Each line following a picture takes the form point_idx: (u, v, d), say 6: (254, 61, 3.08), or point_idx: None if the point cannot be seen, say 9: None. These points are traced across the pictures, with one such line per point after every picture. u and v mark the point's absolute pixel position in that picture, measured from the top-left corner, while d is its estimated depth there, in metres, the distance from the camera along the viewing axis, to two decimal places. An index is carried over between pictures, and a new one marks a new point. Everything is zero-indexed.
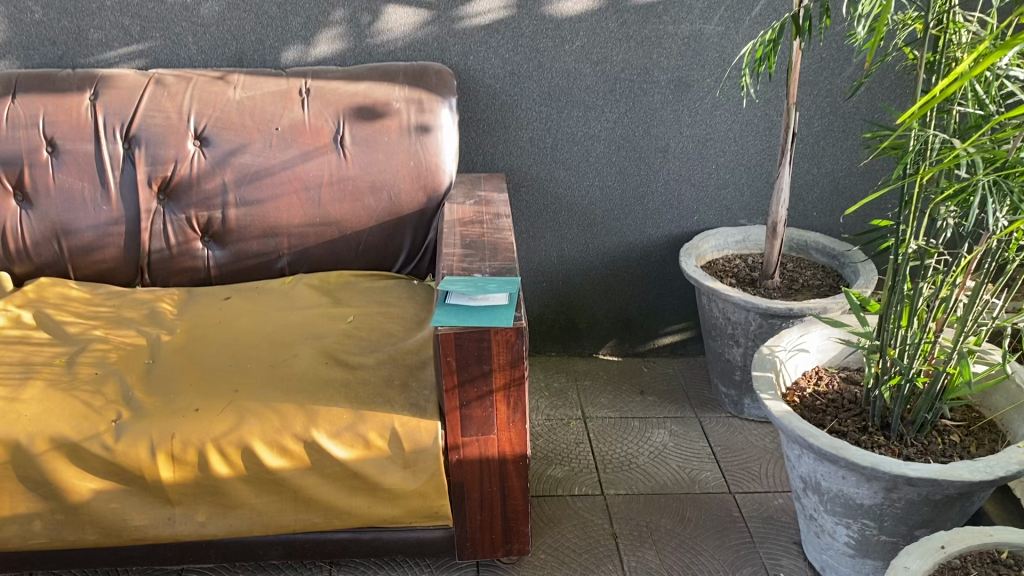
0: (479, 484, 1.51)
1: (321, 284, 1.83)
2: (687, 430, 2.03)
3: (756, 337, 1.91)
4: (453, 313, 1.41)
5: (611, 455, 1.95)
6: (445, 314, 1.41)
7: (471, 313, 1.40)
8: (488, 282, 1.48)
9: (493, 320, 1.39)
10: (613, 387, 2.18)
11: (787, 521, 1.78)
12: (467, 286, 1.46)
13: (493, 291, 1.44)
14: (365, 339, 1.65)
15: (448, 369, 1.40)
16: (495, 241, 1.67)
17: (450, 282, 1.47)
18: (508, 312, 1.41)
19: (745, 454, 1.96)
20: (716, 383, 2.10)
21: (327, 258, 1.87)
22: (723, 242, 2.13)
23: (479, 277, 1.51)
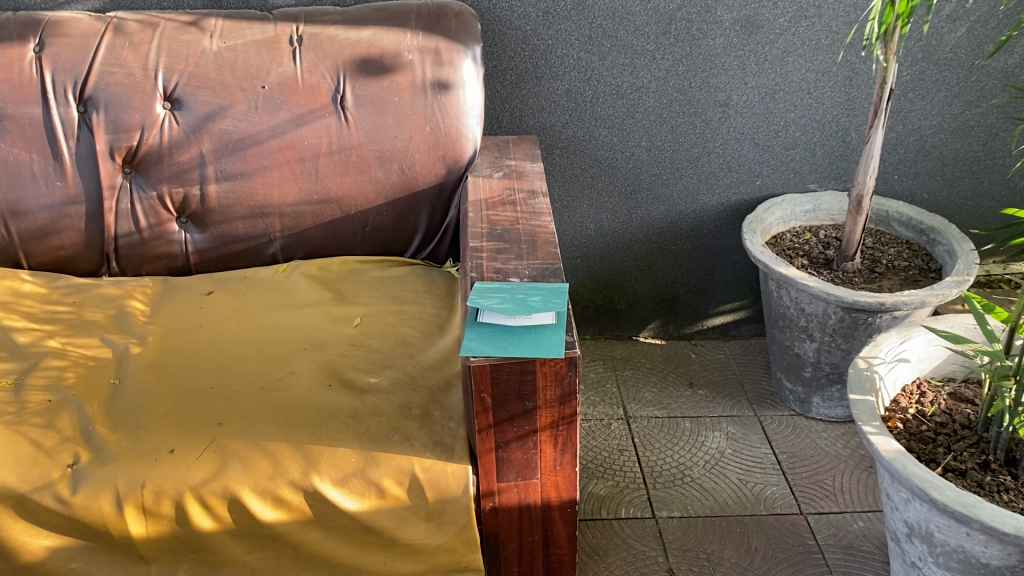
0: (518, 534, 1.25)
1: (321, 274, 1.54)
2: (745, 434, 1.77)
3: (835, 332, 1.62)
4: (488, 339, 1.12)
5: (661, 467, 1.69)
6: (479, 339, 1.12)
7: (511, 339, 1.12)
8: (528, 293, 1.19)
9: (539, 347, 1.10)
10: (659, 378, 1.90)
11: (870, 551, 1.53)
12: (502, 299, 1.17)
13: (537, 307, 1.15)
14: (376, 349, 1.37)
15: (483, 408, 1.12)
16: (531, 229, 1.37)
17: (481, 294, 1.18)
18: (557, 336, 1.12)
19: (815, 465, 1.70)
20: (779, 377, 1.82)
21: (328, 240, 1.57)
22: (790, 213, 1.82)
23: (516, 284, 1.22)
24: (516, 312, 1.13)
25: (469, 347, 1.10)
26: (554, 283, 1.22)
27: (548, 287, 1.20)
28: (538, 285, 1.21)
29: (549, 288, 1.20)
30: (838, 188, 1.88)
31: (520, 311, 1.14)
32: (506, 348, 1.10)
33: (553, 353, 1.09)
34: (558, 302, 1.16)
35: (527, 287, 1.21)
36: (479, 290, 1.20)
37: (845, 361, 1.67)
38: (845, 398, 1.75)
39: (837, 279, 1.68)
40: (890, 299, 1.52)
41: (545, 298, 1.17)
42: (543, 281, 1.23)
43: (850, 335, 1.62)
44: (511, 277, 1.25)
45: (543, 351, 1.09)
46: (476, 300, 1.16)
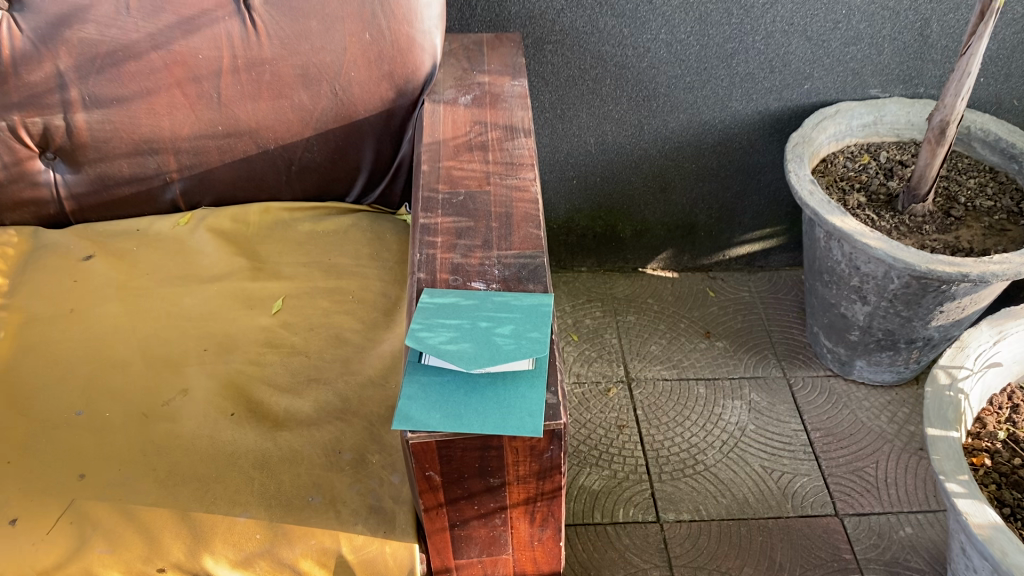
0: None
1: (234, 230, 1.18)
2: (771, 404, 1.46)
3: (896, 298, 1.28)
4: (433, 401, 0.77)
5: (668, 450, 1.39)
6: (420, 401, 0.77)
7: (467, 403, 0.77)
8: (494, 319, 0.83)
9: (507, 419, 0.75)
10: (669, 325, 1.57)
11: (920, 569, 1.25)
12: (456, 333, 0.81)
13: (505, 351, 0.79)
14: (299, 350, 1.04)
15: (429, 488, 0.80)
16: (506, 193, 1.00)
17: (425, 321, 0.83)
18: (533, 400, 0.77)
19: (854, 447, 1.40)
20: (815, 332, 1.49)
21: (244, 181, 1.20)
22: (845, 128, 1.43)
23: (479, 298, 0.86)
24: (473, 363, 0.78)
25: (406, 416, 0.76)
26: (532, 298, 0.86)
27: (522, 306, 0.84)
28: (509, 301, 0.85)
29: (525, 308, 0.84)
30: (907, 93, 1.47)
31: (479, 358, 0.78)
32: (459, 422, 0.75)
33: (526, 431, 0.75)
34: (536, 339, 0.80)
35: (493, 307, 0.85)
36: (423, 312, 0.84)
37: (903, 328, 1.33)
38: (896, 364, 1.42)
39: (902, 226, 1.31)
40: (977, 269, 1.16)
41: (516, 332, 0.81)
42: (516, 291, 0.87)
43: (915, 302, 1.28)
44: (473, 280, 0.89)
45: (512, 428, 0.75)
46: (419, 335, 0.81)
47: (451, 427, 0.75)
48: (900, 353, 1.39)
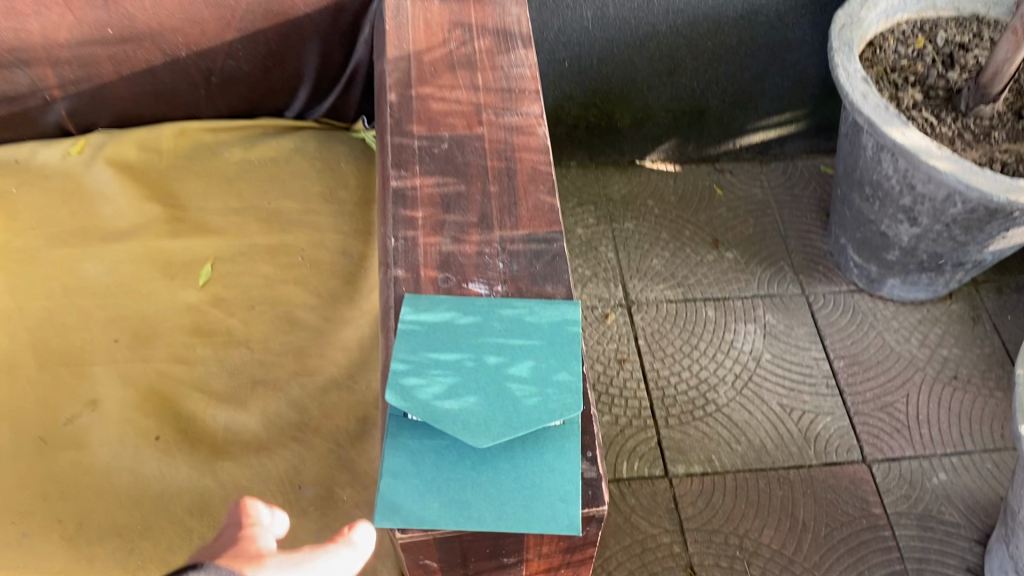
0: None
1: (142, 168, 0.92)
2: (789, 328, 1.28)
3: (955, 222, 1.08)
4: (427, 481, 0.56)
5: (675, 388, 1.22)
6: (409, 480, 0.56)
7: (473, 481, 0.56)
8: (505, 351, 0.61)
9: (531, 509, 0.55)
10: (671, 233, 1.37)
11: (955, 523, 1.13)
12: (455, 379, 0.59)
13: (525, 407, 0.57)
14: (238, 339, 0.81)
15: (425, 572, 0.61)
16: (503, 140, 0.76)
17: (409, 357, 0.60)
18: (566, 477, 0.57)
19: (882, 378, 1.25)
20: (842, 243, 1.30)
21: (149, 97, 0.93)
22: (897, 3, 1.16)
23: (481, 314, 0.63)
24: (482, 432, 0.56)
25: (388, 506, 0.55)
26: (553, 311, 0.63)
27: (541, 328, 0.62)
28: (523, 318, 0.63)
29: (547, 331, 0.62)
30: None
31: (491, 422, 0.57)
32: (466, 515, 0.55)
33: (559, 528, 0.55)
34: (566, 389, 0.59)
35: (502, 328, 0.62)
36: (405, 339, 0.61)
37: (953, 252, 1.14)
38: (935, 283, 1.24)
39: (966, 133, 1.09)
40: None
41: (538, 377, 0.59)
42: (529, 298, 0.64)
43: (977, 228, 1.08)
44: (468, 274, 0.66)
45: (540, 525, 0.55)
46: (405, 384, 0.59)
47: (456, 523, 0.55)
48: (942, 274, 1.21)
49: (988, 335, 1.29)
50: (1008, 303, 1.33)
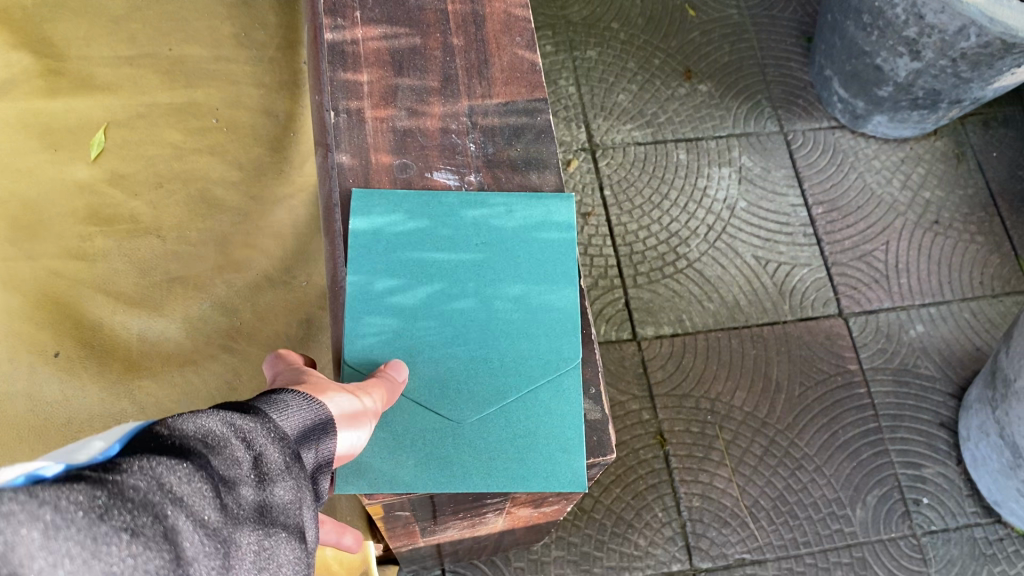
0: (465, 543, 0.75)
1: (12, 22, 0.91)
2: (765, 171, 1.18)
3: (963, 58, 0.96)
4: (406, 432, 0.53)
5: (643, 242, 1.12)
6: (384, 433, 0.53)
7: (455, 433, 0.54)
8: (483, 277, 0.58)
9: (527, 466, 0.53)
10: (638, 64, 1.23)
11: (932, 376, 1.08)
12: (430, 320, 0.56)
13: (511, 356, 0.56)
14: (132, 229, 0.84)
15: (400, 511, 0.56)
16: None
17: (375, 288, 0.57)
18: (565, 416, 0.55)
19: (861, 225, 1.16)
20: (826, 75, 1.18)
21: None
22: None
23: (449, 231, 0.59)
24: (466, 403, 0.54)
25: (363, 464, 0.52)
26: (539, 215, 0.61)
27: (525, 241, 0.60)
28: (504, 227, 0.60)
29: (533, 250, 0.59)
30: None
31: (475, 385, 0.55)
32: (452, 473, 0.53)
33: (559, 486, 0.53)
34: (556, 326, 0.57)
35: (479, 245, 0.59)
36: (365, 262, 0.58)
37: (954, 89, 1.03)
38: (925, 120, 1.14)
39: None
40: None
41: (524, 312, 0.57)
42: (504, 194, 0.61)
43: (984, 64, 0.96)
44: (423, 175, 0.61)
45: (538, 483, 0.53)
46: (370, 327, 0.56)
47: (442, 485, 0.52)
48: (935, 112, 1.11)
49: (973, 174, 1.21)
50: (994, 139, 1.24)
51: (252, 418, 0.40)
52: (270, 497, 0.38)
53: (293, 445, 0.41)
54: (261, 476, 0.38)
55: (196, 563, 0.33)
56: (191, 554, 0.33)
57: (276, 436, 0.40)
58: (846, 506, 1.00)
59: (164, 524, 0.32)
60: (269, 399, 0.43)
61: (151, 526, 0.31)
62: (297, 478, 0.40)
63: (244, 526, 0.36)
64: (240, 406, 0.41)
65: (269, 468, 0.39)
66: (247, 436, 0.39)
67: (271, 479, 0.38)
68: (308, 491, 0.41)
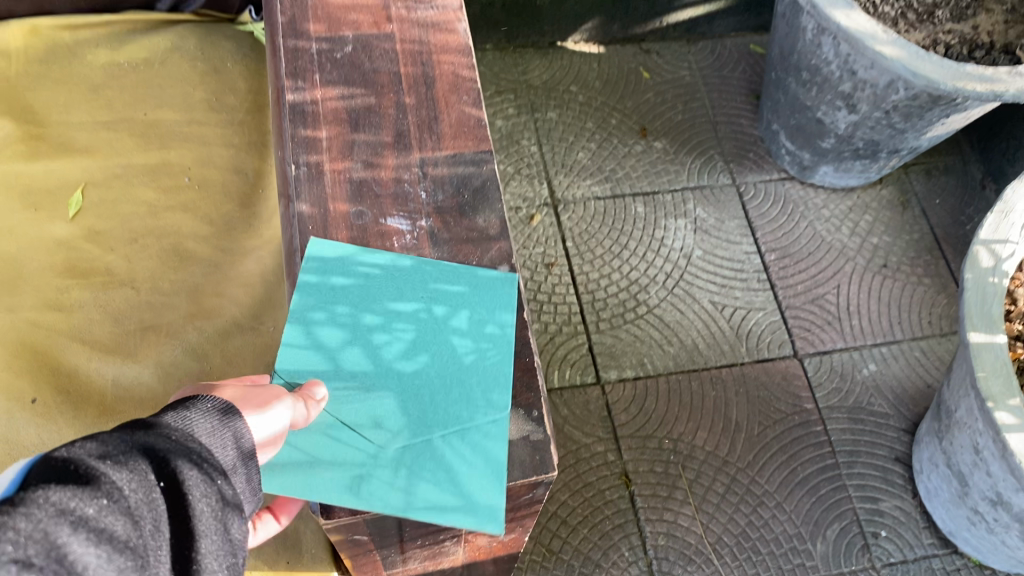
0: None
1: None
2: (719, 222, 1.23)
3: (895, 110, 1.02)
4: (334, 461, 0.57)
5: (605, 291, 1.17)
6: (316, 461, 0.57)
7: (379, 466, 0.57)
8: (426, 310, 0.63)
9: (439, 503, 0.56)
10: (597, 123, 1.29)
11: (885, 413, 1.12)
12: (376, 342, 0.61)
13: (448, 389, 0.60)
14: (108, 282, 0.87)
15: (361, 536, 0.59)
16: (409, 51, 0.74)
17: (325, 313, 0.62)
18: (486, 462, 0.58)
19: (813, 270, 1.22)
20: (774, 130, 1.24)
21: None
22: None
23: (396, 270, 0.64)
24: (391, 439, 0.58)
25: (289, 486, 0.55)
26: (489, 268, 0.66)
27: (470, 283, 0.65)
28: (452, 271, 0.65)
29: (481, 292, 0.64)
30: None
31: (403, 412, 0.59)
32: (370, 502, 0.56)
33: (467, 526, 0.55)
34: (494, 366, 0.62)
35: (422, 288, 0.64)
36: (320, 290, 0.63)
37: (891, 139, 1.09)
38: (868, 170, 1.20)
39: (909, 13, 1.02)
40: (1015, 86, 0.90)
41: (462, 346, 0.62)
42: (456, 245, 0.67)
43: (915, 115, 1.03)
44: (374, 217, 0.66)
45: (451, 519, 0.55)
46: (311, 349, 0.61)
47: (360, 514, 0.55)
48: (876, 162, 1.17)
49: (918, 220, 1.27)
50: (936, 186, 1.30)
51: (160, 434, 0.45)
52: (181, 502, 0.43)
53: (201, 453, 0.46)
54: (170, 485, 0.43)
55: (102, 571, 0.38)
56: (92, 565, 0.38)
57: (186, 446, 0.46)
58: (807, 541, 1.03)
59: (70, 541, 0.37)
60: (178, 413, 0.48)
61: (55, 547, 0.36)
62: (209, 479, 0.45)
63: (152, 531, 0.41)
64: (149, 425, 0.46)
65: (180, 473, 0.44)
66: (154, 448, 0.44)
67: (182, 484, 0.44)
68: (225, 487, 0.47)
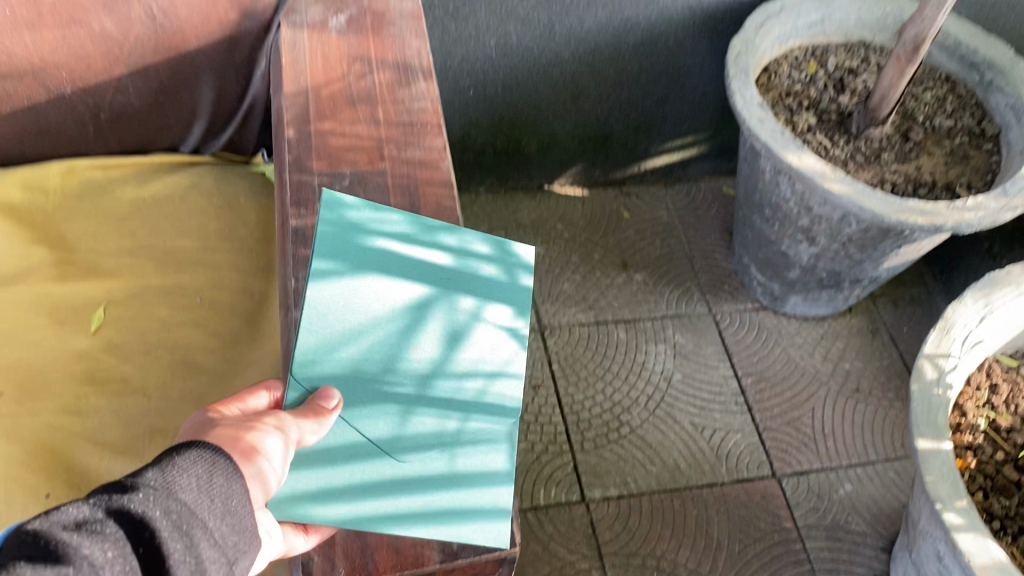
0: None
1: None
2: (697, 349, 1.31)
3: (850, 242, 1.12)
4: (349, 454, 0.61)
5: (589, 412, 1.23)
6: (331, 476, 0.61)
7: (398, 480, 0.61)
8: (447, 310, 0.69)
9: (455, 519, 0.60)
10: (582, 258, 1.39)
11: (862, 532, 1.16)
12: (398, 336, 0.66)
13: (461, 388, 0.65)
14: None
15: None
16: None
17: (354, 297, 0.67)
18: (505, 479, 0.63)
19: (788, 394, 1.28)
20: (745, 263, 1.33)
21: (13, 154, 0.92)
22: (790, 29, 1.20)
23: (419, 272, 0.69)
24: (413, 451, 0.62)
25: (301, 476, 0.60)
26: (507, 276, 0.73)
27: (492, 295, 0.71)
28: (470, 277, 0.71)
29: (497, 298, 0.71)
30: None
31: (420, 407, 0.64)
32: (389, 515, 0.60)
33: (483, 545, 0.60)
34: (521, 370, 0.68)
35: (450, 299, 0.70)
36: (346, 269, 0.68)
37: (851, 270, 1.18)
38: (835, 299, 1.28)
39: (858, 155, 1.14)
40: (952, 219, 1.00)
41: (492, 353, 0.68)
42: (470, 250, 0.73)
43: (869, 247, 1.12)
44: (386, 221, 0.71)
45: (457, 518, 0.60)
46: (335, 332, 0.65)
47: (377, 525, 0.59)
48: (840, 291, 1.25)
49: (887, 347, 1.34)
50: (903, 315, 1.38)
51: (138, 492, 0.47)
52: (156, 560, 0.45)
53: (184, 504, 0.48)
54: (144, 546, 0.45)
55: None
56: None
57: (167, 502, 0.47)
58: None
59: None
60: (165, 464, 0.50)
61: None
62: (191, 534, 0.47)
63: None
64: (131, 482, 0.47)
65: (156, 531, 0.46)
66: (128, 511, 0.46)
67: (159, 545, 0.46)
68: (211, 541, 0.48)
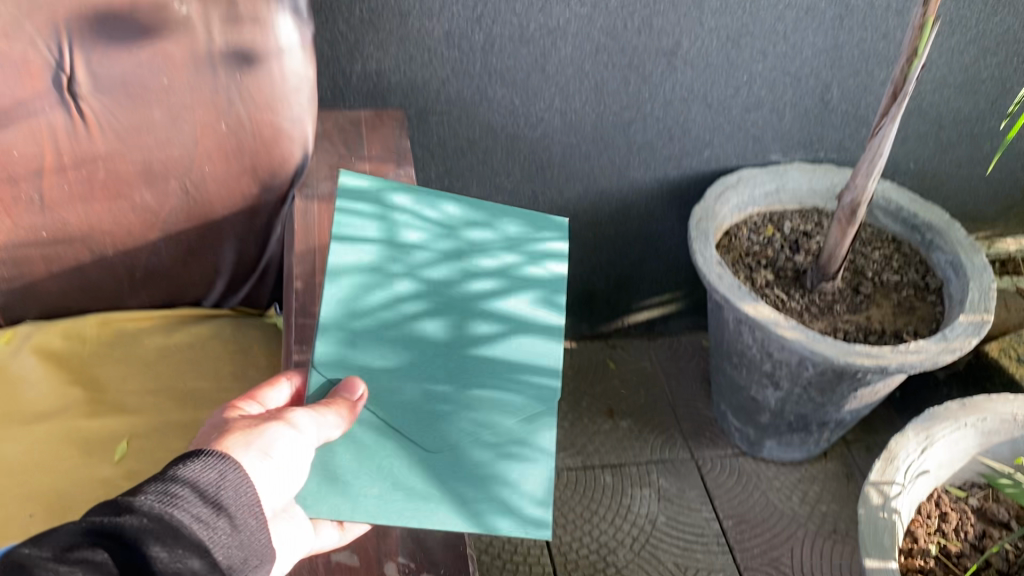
0: None
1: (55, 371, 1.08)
2: (681, 491, 1.38)
3: (810, 385, 1.21)
4: (374, 313, 0.77)
5: (577, 552, 1.29)
6: (362, 361, 0.73)
7: (412, 366, 0.73)
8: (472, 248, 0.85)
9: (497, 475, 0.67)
10: (570, 407, 1.49)
11: None
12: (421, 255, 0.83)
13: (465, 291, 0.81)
14: None
15: None
16: None
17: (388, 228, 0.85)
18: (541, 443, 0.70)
19: (768, 534, 1.33)
20: (722, 410, 1.43)
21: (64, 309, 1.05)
22: (747, 198, 1.36)
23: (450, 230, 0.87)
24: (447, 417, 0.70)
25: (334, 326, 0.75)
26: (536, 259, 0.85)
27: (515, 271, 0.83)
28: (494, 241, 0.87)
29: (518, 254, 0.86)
30: (807, 159, 1.44)
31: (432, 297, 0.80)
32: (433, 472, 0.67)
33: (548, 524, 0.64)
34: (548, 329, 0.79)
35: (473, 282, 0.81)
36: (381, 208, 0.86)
37: (816, 412, 1.27)
38: (807, 443, 1.36)
39: (812, 307, 1.26)
40: (895, 360, 1.11)
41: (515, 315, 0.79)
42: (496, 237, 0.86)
43: (829, 389, 1.21)
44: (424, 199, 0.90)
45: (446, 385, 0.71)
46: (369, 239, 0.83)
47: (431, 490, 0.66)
48: (810, 435, 1.33)
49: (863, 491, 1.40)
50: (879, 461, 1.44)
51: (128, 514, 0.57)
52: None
53: (166, 524, 0.58)
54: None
55: None
56: None
57: (150, 522, 0.57)
58: None
59: None
60: (160, 485, 0.60)
61: None
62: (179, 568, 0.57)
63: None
64: (126, 503, 0.58)
65: (147, 557, 0.56)
66: (118, 530, 0.56)
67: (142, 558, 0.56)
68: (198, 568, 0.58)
